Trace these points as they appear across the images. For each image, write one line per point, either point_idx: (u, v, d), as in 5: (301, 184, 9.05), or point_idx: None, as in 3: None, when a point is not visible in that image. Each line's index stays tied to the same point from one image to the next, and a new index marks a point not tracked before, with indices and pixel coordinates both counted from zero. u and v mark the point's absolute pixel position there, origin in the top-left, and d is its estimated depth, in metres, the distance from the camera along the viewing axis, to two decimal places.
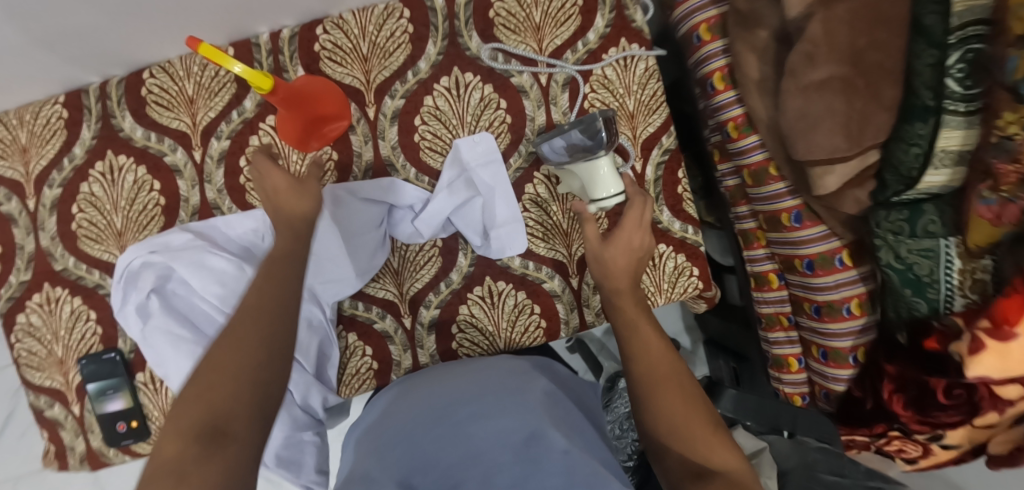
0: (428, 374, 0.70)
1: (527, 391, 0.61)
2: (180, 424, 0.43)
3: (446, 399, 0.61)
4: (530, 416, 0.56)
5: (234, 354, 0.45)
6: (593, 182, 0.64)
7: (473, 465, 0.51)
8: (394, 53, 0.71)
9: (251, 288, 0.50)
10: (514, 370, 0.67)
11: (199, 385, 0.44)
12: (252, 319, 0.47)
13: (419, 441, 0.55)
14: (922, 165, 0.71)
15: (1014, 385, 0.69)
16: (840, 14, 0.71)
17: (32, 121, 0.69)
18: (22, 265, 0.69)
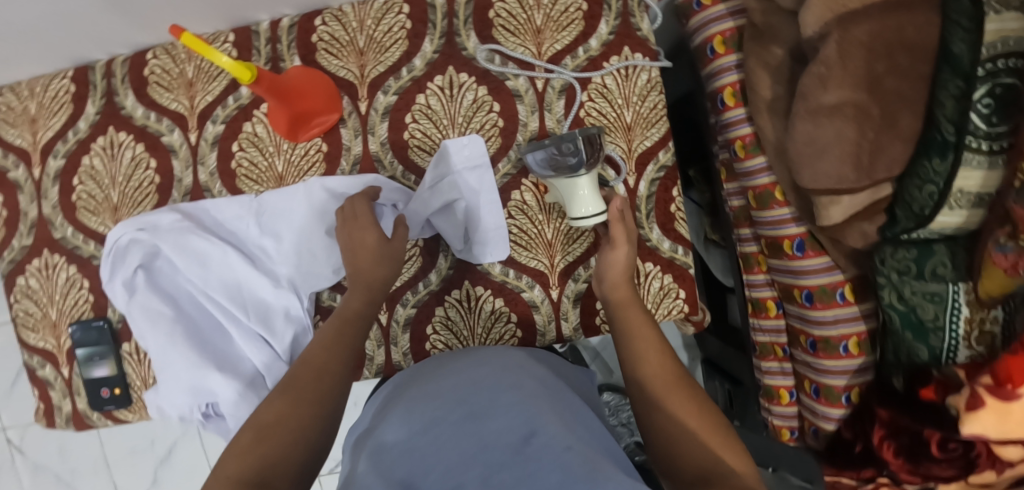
0: (428, 366, 0.62)
1: (526, 388, 0.53)
2: (226, 474, 0.43)
3: (442, 396, 0.53)
4: (528, 412, 0.48)
5: (292, 410, 0.48)
6: (573, 201, 0.63)
7: (471, 465, 0.43)
8: (389, 49, 0.71)
9: (315, 348, 0.56)
10: (509, 364, 0.59)
11: (242, 442, 0.45)
12: (314, 378, 0.52)
13: (418, 443, 0.47)
14: (936, 203, 0.66)
15: (1014, 446, 0.66)
16: (858, 36, 0.66)
17: (43, 93, 0.72)
18: (25, 230, 0.73)
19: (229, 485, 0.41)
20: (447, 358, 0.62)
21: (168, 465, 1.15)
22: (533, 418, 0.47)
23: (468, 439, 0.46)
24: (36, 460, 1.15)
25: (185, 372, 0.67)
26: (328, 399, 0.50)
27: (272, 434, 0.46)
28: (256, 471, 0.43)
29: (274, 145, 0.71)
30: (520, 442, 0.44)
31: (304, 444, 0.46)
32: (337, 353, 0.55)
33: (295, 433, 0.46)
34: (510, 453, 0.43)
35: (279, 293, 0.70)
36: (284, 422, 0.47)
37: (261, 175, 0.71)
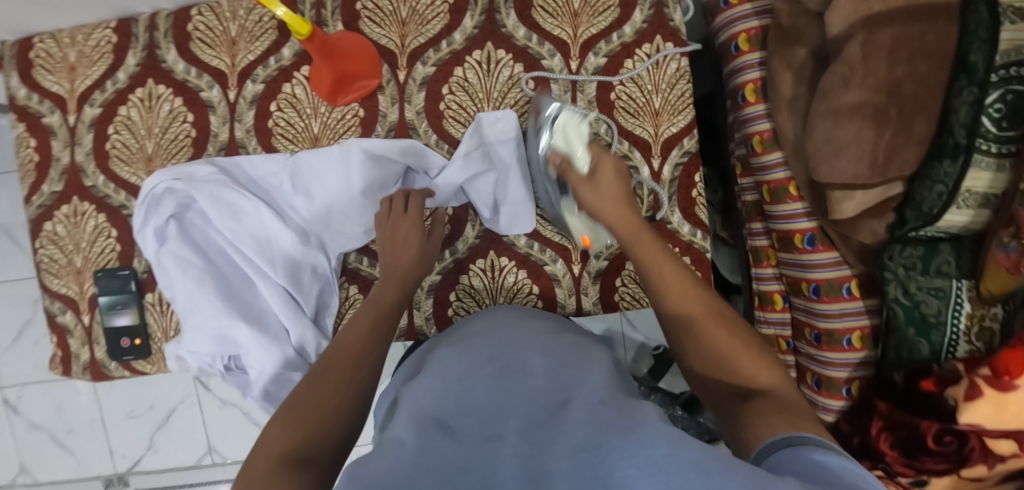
0: (461, 325, 0.64)
1: (561, 352, 0.54)
2: (272, 449, 0.44)
3: (478, 352, 0.54)
4: (565, 378, 0.49)
5: (334, 389, 0.50)
6: (568, 140, 0.67)
7: (510, 417, 0.44)
8: (431, 22, 0.73)
9: (349, 332, 0.58)
10: (541, 330, 0.60)
11: (284, 418, 0.47)
12: (349, 362, 0.54)
13: (454, 390, 0.48)
14: (945, 203, 0.70)
15: (1007, 440, 0.69)
16: (882, 40, 0.70)
17: (84, 42, 0.72)
18: (55, 177, 0.73)
19: (276, 457, 0.43)
20: (479, 319, 0.63)
21: (165, 431, 1.14)
22: (567, 385, 0.48)
23: (504, 394, 0.47)
24: (33, 420, 1.14)
25: (210, 321, 0.68)
26: (362, 386, 0.52)
27: (314, 414, 0.47)
28: (298, 447, 0.44)
29: (312, 107, 0.73)
30: (557, 407, 0.45)
31: (343, 425, 0.48)
32: (375, 341, 0.58)
33: (336, 416, 0.48)
34: (547, 416, 0.44)
35: (307, 251, 0.72)
36: (324, 405, 0.48)
37: (297, 135, 0.73)
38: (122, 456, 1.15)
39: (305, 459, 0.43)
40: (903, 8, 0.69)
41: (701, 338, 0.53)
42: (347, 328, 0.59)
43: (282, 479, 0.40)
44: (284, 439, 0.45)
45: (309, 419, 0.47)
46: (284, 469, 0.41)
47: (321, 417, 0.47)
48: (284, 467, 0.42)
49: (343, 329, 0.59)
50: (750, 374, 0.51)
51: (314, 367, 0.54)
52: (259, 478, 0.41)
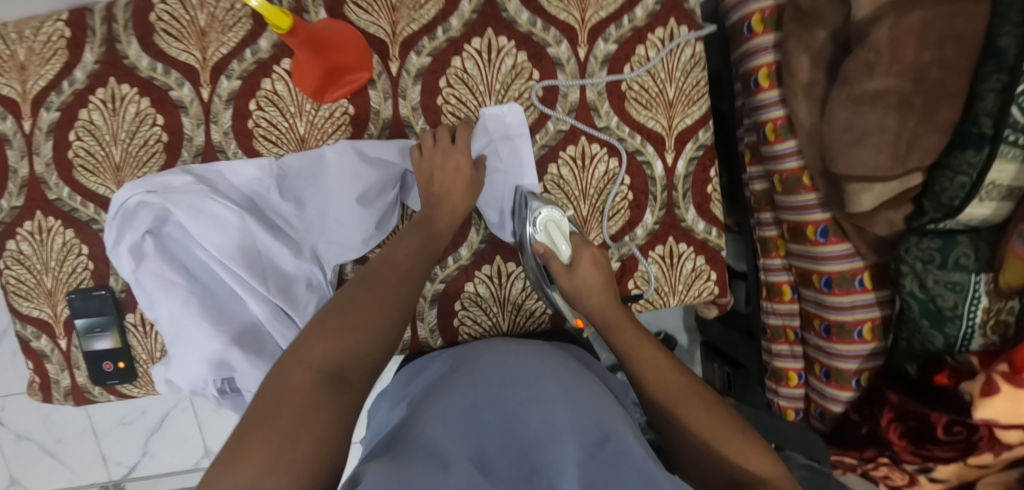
0: (478, 344, 0.62)
1: (589, 385, 0.53)
2: (310, 360, 0.46)
3: (507, 373, 0.52)
4: (600, 410, 0.48)
5: (378, 306, 0.52)
6: (550, 239, 0.64)
7: (548, 452, 0.43)
8: (425, 5, 0.66)
9: (394, 248, 0.60)
10: (564, 359, 0.59)
11: (324, 328, 0.49)
12: (395, 283, 0.56)
13: (487, 418, 0.47)
14: (966, 195, 0.67)
15: (1016, 429, 0.68)
16: (911, 24, 0.65)
17: (33, 37, 0.64)
18: (14, 190, 0.66)
19: (315, 368, 0.45)
20: (501, 340, 0.61)
21: (160, 436, 1.10)
22: (602, 417, 0.47)
23: (539, 423, 0.46)
24: (19, 431, 1.08)
25: (201, 345, 0.63)
26: (403, 309, 0.54)
27: (356, 329, 0.50)
28: (335, 363, 0.46)
29: (296, 105, 0.66)
30: (595, 443, 0.44)
31: (377, 349, 0.50)
32: (418, 263, 0.59)
33: (373, 341, 0.50)
34: (585, 453, 0.43)
35: (300, 264, 0.67)
36: (366, 322, 0.51)
37: (281, 137, 0.67)
38: (116, 463, 1.11)
39: (341, 379, 0.45)
40: None
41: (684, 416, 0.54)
42: (397, 241, 0.61)
43: (320, 401, 0.42)
44: (324, 348, 0.47)
45: (348, 335, 0.49)
46: (321, 388, 0.44)
47: (357, 337, 0.49)
48: (321, 384, 0.44)
49: (387, 248, 0.60)
50: (743, 465, 0.50)
51: (361, 280, 0.56)
52: (298, 390, 0.43)
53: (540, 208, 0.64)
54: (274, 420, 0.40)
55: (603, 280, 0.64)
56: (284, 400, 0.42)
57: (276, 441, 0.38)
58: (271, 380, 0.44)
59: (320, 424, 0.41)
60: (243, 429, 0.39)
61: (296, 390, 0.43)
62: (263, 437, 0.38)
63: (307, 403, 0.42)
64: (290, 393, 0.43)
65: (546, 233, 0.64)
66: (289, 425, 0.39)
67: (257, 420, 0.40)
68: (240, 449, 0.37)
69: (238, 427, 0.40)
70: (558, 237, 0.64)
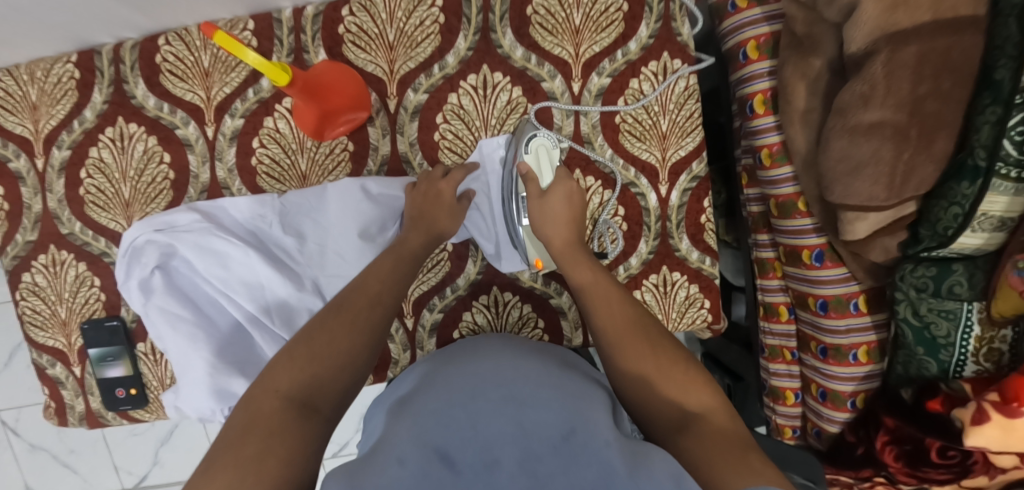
0: (462, 346, 0.59)
1: (571, 382, 0.50)
2: (278, 388, 0.47)
3: (480, 374, 0.50)
4: (572, 404, 0.46)
5: (347, 331, 0.53)
6: (537, 163, 0.67)
7: (509, 449, 0.41)
8: (421, 44, 0.68)
9: (371, 273, 0.61)
10: (545, 356, 0.56)
11: (292, 358, 0.50)
12: (366, 305, 0.56)
13: (456, 411, 0.44)
14: (959, 225, 0.67)
15: (1009, 455, 0.70)
16: (906, 58, 0.64)
17: (44, 79, 0.66)
18: (29, 225, 0.68)
19: (281, 397, 0.46)
20: (486, 339, 0.58)
21: (170, 446, 1.14)
22: (572, 413, 0.44)
23: (505, 423, 0.43)
24: (34, 441, 1.13)
25: (205, 378, 0.66)
26: (375, 332, 0.55)
27: (326, 356, 0.51)
28: (305, 388, 0.48)
29: (298, 142, 0.68)
30: (556, 443, 0.41)
31: (348, 374, 0.51)
32: (392, 284, 0.60)
33: (342, 365, 0.51)
34: (548, 450, 0.41)
35: (302, 297, 0.68)
36: (335, 347, 0.52)
37: (283, 173, 0.69)
38: (128, 473, 1.15)
39: (309, 405, 0.46)
40: (929, 22, 0.63)
41: (632, 366, 0.52)
42: (379, 266, 0.61)
43: (289, 425, 0.44)
44: (291, 377, 0.48)
45: (315, 364, 0.49)
46: (287, 414, 0.45)
47: (325, 365, 0.50)
48: (288, 410, 0.45)
49: (363, 273, 0.61)
50: (685, 397, 0.50)
51: (333, 305, 0.56)
52: (267, 417, 0.44)
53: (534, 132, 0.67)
54: (239, 447, 0.41)
55: (571, 214, 0.64)
56: (254, 426, 0.43)
57: (240, 468, 0.39)
58: (243, 413, 0.45)
59: (285, 448, 0.42)
60: (213, 457, 0.41)
61: (263, 421, 0.43)
62: (229, 463, 0.40)
63: (274, 429, 0.43)
64: (259, 420, 0.44)
65: (535, 156, 0.67)
66: (254, 450, 0.41)
67: (226, 448, 0.41)
68: (207, 475, 0.39)
69: (208, 456, 0.42)
70: (545, 162, 0.67)
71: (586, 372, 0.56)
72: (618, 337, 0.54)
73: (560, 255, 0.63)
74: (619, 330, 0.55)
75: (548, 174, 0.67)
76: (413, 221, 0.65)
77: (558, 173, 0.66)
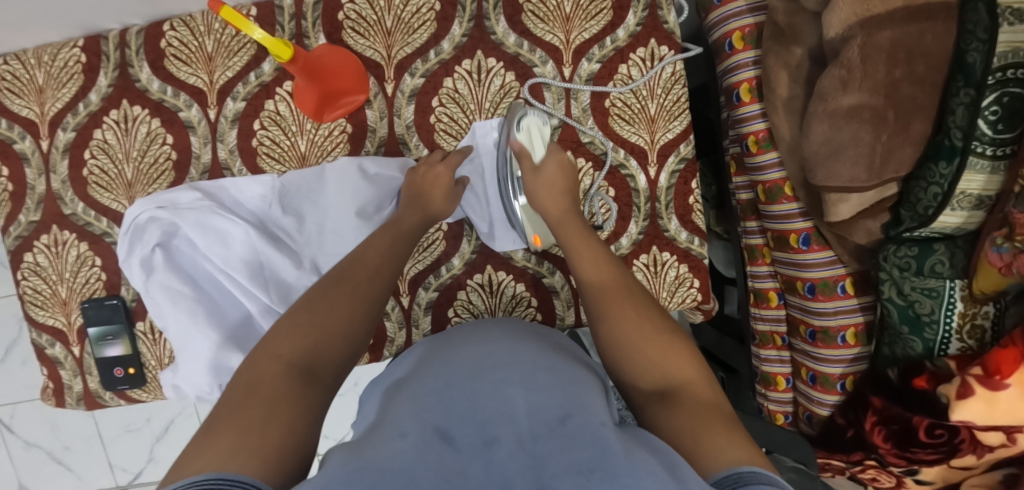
0: (457, 330, 0.60)
1: (565, 368, 0.51)
2: (279, 355, 0.48)
3: (477, 359, 0.51)
4: (568, 389, 0.47)
5: (346, 303, 0.54)
6: (529, 140, 0.69)
7: (508, 428, 0.42)
8: (417, 30, 0.70)
9: (369, 249, 0.62)
10: (539, 342, 0.57)
11: (292, 328, 0.51)
12: (365, 283, 0.57)
13: (454, 395, 0.45)
14: (939, 204, 0.69)
15: (995, 432, 0.70)
16: (880, 43, 0.68)
17: (50, 63, 0.68)
18: (32, 206, 0.70)
19: (282, 363, 0.47)
20: (481, 324, 0.59)
21: (165, 443, 1.13)
22: (569, 397, 0.46)
23: (504, 402, 0.44)
24: (28, 438, 1.12)
25: (206, 352, 0.68)
26: (373, 309, 0.56)
27: (325, 327, 0.51)
28: (305, 357, 0.48)
29: (297, 124, 0.70)
30: (554, 422, 0.42)
31: (346, 345, 0.52)
32: (390, 262, 0.61)
33: (341, 339, 0.52)
34: (545, 428, 0.42)
35: (301, 274, 0.70)
36: (338, 316, 0.53)
37: (283, 154, 0.71)
38: (122, 470, 1.14)
39: (311, 373, 0.47)
40: (902, 8, 0.67)
41: (617, 332, 0.53)
42: (372, 241, 0.62)
43: (290, 393, 0.44)
44: (291, 346, 0.49)
45: (314, 334, 0.50)
46: (289, 380, 0.45)
47: (325, 335, 0.51)
48: (291, 376, 0.46)
49: (361, 248, 0.62)
50: (664, 359, 0.50)
51: (333, 280, 0.57)
52: (268, 382, 0.45)
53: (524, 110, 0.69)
54: (243, 409, 0.42)
55: (563, 187, 0.67)
56: (256, 391, 0.44)
57: (244, 429, 0.40)
58: (243, 378, 0.46)
59: (287, 413, 0.42)
60: (215, 419, 0.41)
61: (264, 386, 0.44)
62: (232, 425, 0.40)
63: (276, 394, 0.43)
64: (261, 385, 0.44)
65: (526, 134, 0.69)
66: (257, 415, 0.41)
67: (228, 410, 0.42)
68: (210, 435, 0.39)
69: (210, 418, 0.42)
70: (536, 139, 0.69)
71: (581, 358, 0.57)
72: (608, 311, 0.55)
73: (555, 223, 0.65)
74: (608, 303, 0.56)
75: (540, 149, 0.69)
76: (408, 200, 0.67)
77: (550, 149, 0.69)
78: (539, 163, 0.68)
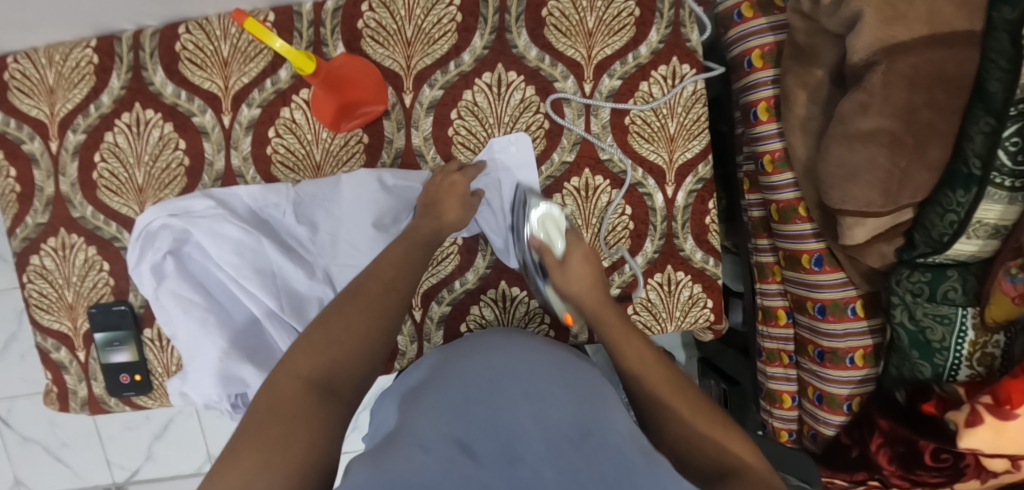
0: (469, 339, 0.58)
1: (582, 380, 0.50)
2: (298, 371, 0.46)
3: (496, 370, 0.49)
4: (590, 404, 0.46)
5: (364, 314, 0.52)
6: (545, 234, 0.64)
7: (533, 437, 0.40)
8: (438, 41, 0.69)
9: (385, 258, 0.60)
10: (559, 353, 0.55)
11: (308, 343, 0.49)
12: (382, 291, 0.55)
13: (475, 408, 0.44)
14: (955, 231, 0.68)
15: (1000, 458, 0.71)
16: (903, 69, 0.66)
17: (62, 63, 0.67)
18: (40, 208, 0.68)
19: (301, 381, 0.45)
20: (496, 332, 0.58)
21: (164, 441, 1.12)
22: (591, 412, 0.44)
23: (526, 415, 0.43)
24: (25, 432, 1.11)
25: (215, 362, 0.67)
26: (392, 321, 0.54)
27: (343, 339, 0.50)
28: (322, 375, 0.46)
29: (313, 133, 0.69)
30: (577, 436, 0.41)
31: (366, 359, 0.50)
32: (406, 272, 0.59)
33: (357, 350, 0.50)
34: (567, 441, 0.40)
35: (313, 286, 0.69)
36: (355, 331, 0.51)
37: (297, 163, 0.70)
38: (119, 467, 1.13)
39: (329, 389, 0.45)
40: (927, 36, 0.66)
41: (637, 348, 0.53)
42: (383, 253, 0.61)
43: (310, 410, 0.43)
44: (310, 362, 0.47)
45: (333, 348, 0.48)
46: (308, 398, 0.44)
47: (343, 349, 0.49)
48: (308, 395, 0.44)
49: (377, 258, 0.60)
50: None
51: (349, 290, 0.55)
52: (288, 400, 0.43)
53: (535, 205, 0.65)
54: (264, 429, 0.40)
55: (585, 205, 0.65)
56: (275, 410, 0.42)
57: (267, 451, 0.39)
58: (260, 399, 0.44)
59: (308, 433, 0.41)
60: (238, 439, 0.40)
61: (283, 406, 0.43)
62: (254, 447, 0.39)
63: (297, 412, 0.42)
64: (281, 404, 0.43)
65: (542, 227, 0.64)
66: (279, 433, 0.40)
67: (250, 431, 0.41)
68: (232, 458, 0.38)
69: (231, 438, 0.41)
70: (553, 232, 0.64)
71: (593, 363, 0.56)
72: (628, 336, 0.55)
73: (594, 313, 0.60)
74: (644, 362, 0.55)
75: (560, 240, 0.64)
76: (421, 212, 0.66)
77: (569, 239, 0.64)
78: (561, 257, 0.63)
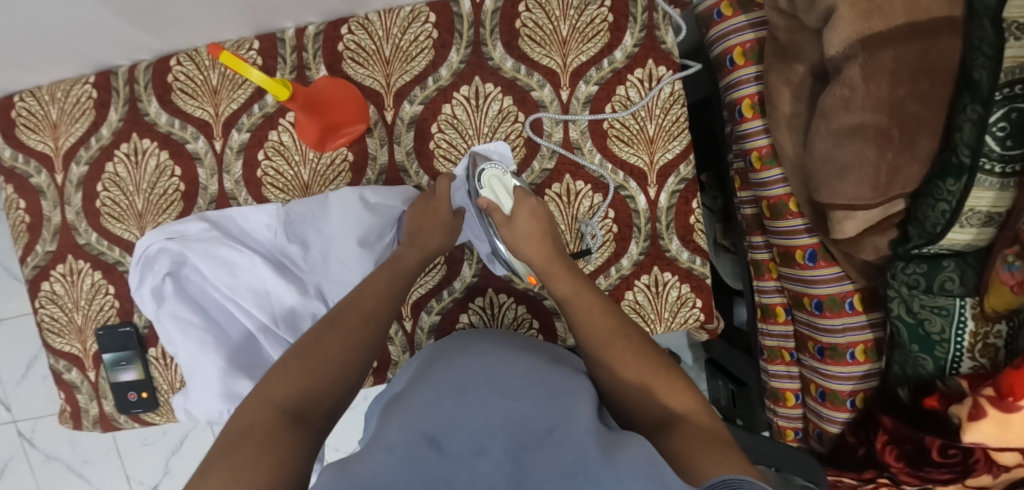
0: (453, 340, 0.58)
1: (558, 378, 0.50)
2: (271, 399, 0.48)
3: (472, 368, 0.49)
4: (561, 401, 0.46)
5: (340, 343, 0.54)
6: (494, 194, 0.68)
7: (498, 434, 0.41)
8: (415, 58, 0.71)
9: (366, 287, 0.62)
10: (539, 354, 0.55)
11: (286, 371, 0.51)
12: (361, 323, 0.57)
13: (445, 403, 0.44)
14: (947, 222, 0.65)
15: (1011, 452, 0.65)
16: (883, 62, 0.65)
17: (64, 99, 0.71)
18: (48, 237, 0.72)
19: (274, 408, 0.47)
20: (480, 333, 0.58)
21: (179, 455, 1.16)
22: (560, 409, 0.44)
23: (494, 412, 0.43)
24: (48, 450, 1.15)
25: (215, 380, 0.69)
26: (364, 347, 0.56)
27: (319, 365, 0.52)
28: (295, 400, 0.48)
29: (300, 153, 0.72)
30: (543, 432, 0.42)
31: (340, 388, 0.52)
32: (385, 299, 0.61)
33: (334, 376, 0.52)
34: (533, 440, 0.41)
35: (305, 301, 0.71)
36: (328, 359, 0.53)
37: (287, 184, 0.73)
38: (138, 482, 1.16)
39: (301, 416, 0.47)
40: (905, 25, 0.64)
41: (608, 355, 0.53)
42: (368, 281, 0.63)
43: (279, 432, 0.44)
44: (286, 389, 0.49)
45: (308, 376, 0.50)
46: (280, 423, 0.45)
47: (320, 375, 0.51)
48: (280, 421, 0.45)
49: (362, 286, 0.62)
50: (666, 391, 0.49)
51: (327, 318, 0.58)
52: (260, 426, 0.45)
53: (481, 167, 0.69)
54: (236, 451, 0.42)
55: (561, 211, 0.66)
56: (246, 435, 0.44)
57: (237, 470, 0.40)
58: (234, 426, 0.46)
59: (277, 453, 0.42)
60: (211, 463, 0.42)
61: (256, 430, 0.44)
62: (225, 469, 0.40)
63: (268, 435, 0.44)
64: (254, 428, 0.44)
65: (491, 189, 0.68)
66: (249, 454, 0.41)
67: (223, 453, 0.42)
68: (205, 479, 0.40)
69: (206, 462, 0.43)
70: (501, 192, 0.68)
71: (575, 365, 0.57)
72: (603, 346, 0.54)
73: (542, 269, 0.63)
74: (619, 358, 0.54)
75: (508, 199, 0.68)
76: (407, 241, 0.68)
77: (517, 196, 0.67)
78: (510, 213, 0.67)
